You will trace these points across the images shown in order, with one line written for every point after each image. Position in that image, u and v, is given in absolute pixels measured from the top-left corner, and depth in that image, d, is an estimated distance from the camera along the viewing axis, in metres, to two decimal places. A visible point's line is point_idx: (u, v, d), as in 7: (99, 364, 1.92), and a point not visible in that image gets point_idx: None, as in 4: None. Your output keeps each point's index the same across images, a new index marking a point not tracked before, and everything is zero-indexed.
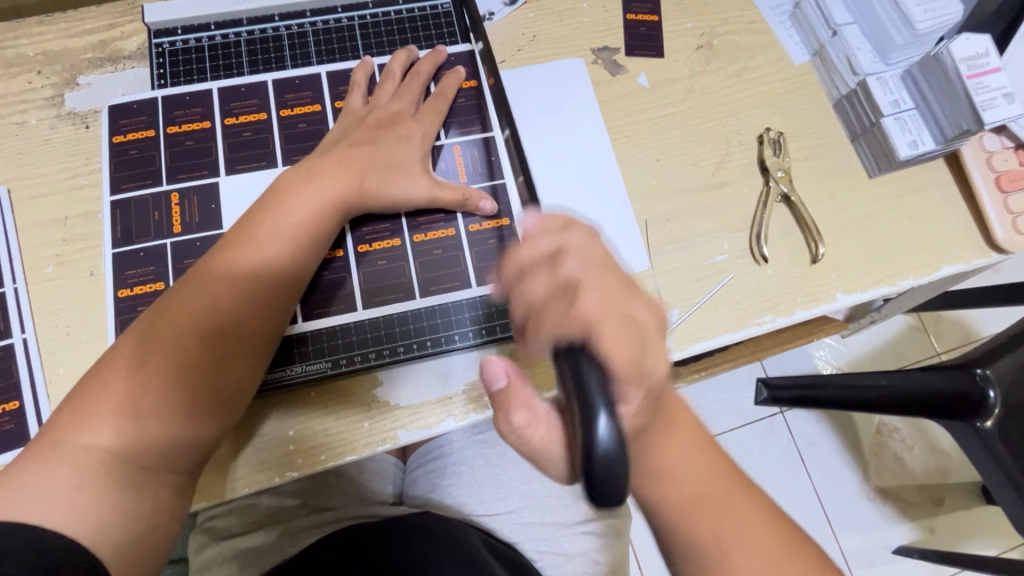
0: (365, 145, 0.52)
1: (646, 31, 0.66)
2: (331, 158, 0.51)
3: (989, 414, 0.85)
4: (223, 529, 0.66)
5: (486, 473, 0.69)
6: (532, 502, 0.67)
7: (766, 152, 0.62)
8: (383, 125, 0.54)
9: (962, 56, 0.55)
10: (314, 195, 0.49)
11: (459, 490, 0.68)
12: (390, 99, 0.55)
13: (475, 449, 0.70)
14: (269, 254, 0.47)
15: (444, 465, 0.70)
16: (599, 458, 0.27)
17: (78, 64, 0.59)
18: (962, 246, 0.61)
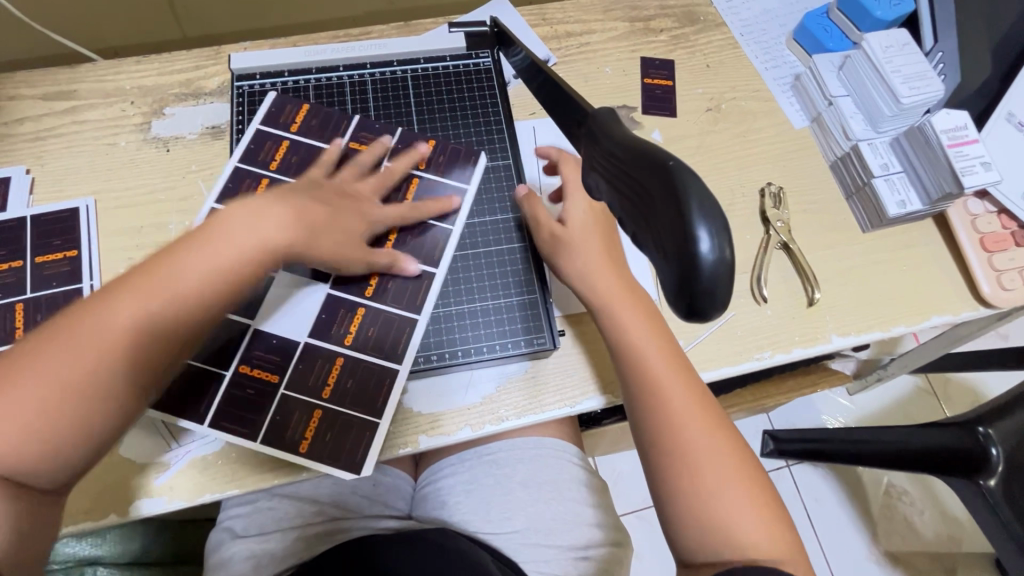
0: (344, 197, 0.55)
1: (662, 94, 0.74)
2: (292, 194, 0.52)
3: (993, 472, 0.89)
4: (241, 527, 0.70)
5: (494, 491, 0.71)
6: (538, 525, 0.69)
7: (767, 204, 0.68)
8: (351, 191, 0.56)
9: (942, 128, 0.61)
10: (247, 233, 0.49)
11: (468, 506, 0.71)
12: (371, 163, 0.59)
13: (484, 467, 0.73)
14: (197, 279, 0.47)
15: (453, 482, 0.73)
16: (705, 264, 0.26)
17: (166, 98, 0.69)
18: (951, 298, 0.66)
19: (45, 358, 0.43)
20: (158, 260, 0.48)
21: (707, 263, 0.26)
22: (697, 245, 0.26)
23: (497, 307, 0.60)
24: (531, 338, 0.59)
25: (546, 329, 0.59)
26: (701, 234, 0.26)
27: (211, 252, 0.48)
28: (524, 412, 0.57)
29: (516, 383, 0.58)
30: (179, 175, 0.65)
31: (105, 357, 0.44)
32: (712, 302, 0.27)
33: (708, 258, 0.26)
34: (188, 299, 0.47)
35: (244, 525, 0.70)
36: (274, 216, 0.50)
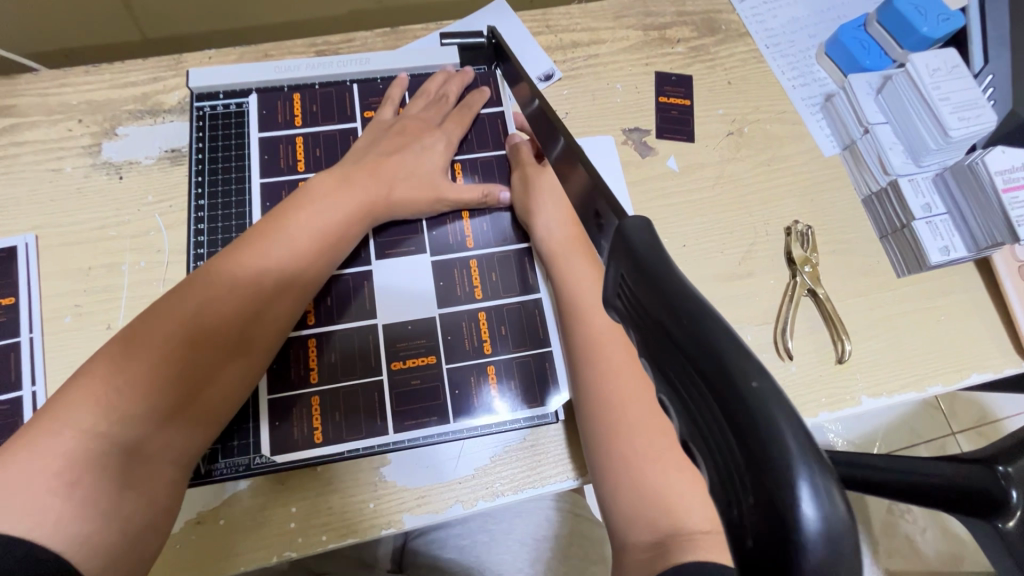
0: (390, 155, 0.55)
1: (678, 115, 0.66)
2: (355, 173, 0.53)
3: (1011, 515, 0.79)
4: None
5: (489, 547, 0.68)
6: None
7: (793, 245, 0.61)
8: (407, 135, 0.56)
9: (997, 169, 0.55)
10: (335, 206, 0.51)
11: (461, 563, 0.68)
12: (418, 112, 0.58)
13: (480, 521, 0.70)
14: (294, 254, 0.48)
15: (447, 536, 0.71)
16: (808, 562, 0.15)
17: (119, 115, 0.60)
18: (992, 353, 0.59)
19: (124, 347, 0.42)
20: (235, 250, 0.48)
21: (810, 550, 0.15)
22: (793, 523, 0.15)
23: (498, 365, 0.54)
24: (531, 402, 0.53)
25: (545, 391, 0.53)
26: (804, 498, 0.15)
27: (292, 240, 0.49)
28: (520, 489, 0.51)
29: (515, 452, 0.52)
30: (134, 207, 0.57)
31: (204, 334, 0.44)
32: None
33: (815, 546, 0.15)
34: (284, 279, 0.48)
35: None
36: (341, 200, 0.51)
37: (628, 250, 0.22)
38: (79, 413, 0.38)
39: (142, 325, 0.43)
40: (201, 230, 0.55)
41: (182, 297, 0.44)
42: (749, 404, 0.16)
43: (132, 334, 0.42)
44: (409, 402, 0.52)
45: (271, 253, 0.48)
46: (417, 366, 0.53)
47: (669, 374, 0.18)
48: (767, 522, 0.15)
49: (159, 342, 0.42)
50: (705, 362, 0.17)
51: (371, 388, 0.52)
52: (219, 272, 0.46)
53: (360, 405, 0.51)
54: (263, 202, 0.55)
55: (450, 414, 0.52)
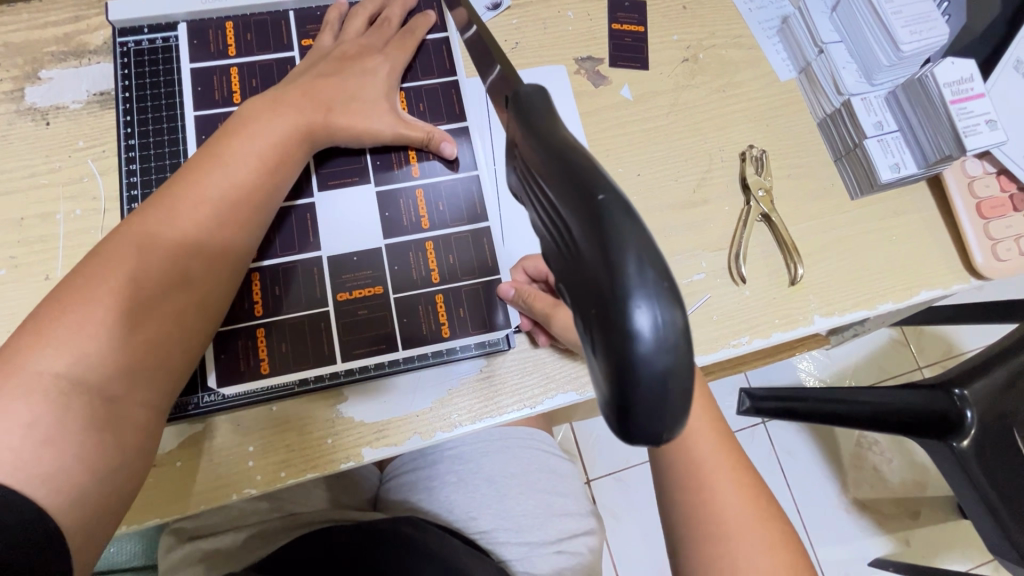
0: (328, 77, 0.52)
1: (631, 42, 0.64)
2: (291, 95, 0.50)
3: (965, 434, 0.84)
4: (191, 529, 0.65)
5: (458, 487, 0.69)
6: (506, 522, 0.67)
7: (747, 170, 0.61)
8: (348, 59, 0.53)
9: (945, 82, 0.54)
10: (277, 128, 0.48)
11: (431, 503, 0.68)
12: (358, 35, 0.55)
13: (449, 463, 0.70)
14: (236, 179, 0.45)
15: (417, 478, 0.70)
16: (642, 359, 0.17)
17: (40, 57, 0.57)
18: (941, 270, 0.60)
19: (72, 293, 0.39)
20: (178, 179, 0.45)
21: (644, 346, 0.17)
22: (629, 325, 0.17)
23: (449, 295, 0.53)
24: (483, 333, 0.52)
25: (492, 319, 0.53)
26: (639, 312, 0.17)
27: (235, 166, 0.46)
28: (477, 418, 0.51)
29: (470, 384, 0.52)
30: (64, 153, 0.55)
31: (156, 265, 0.41)
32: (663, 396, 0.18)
33: (651, 351, 0.17)
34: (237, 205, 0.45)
35: (194, 527, 0.65)
36: (282, 121, 0.48)
37: (519, 114, 0.23)
38: (49, 356, 0.36)
39: (88, 265, 0.40)
40: (134, 171, 0.53)
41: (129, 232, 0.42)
42: (599, 218, 0.18)
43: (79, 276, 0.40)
44: (359, 333, 0.51)
45: (216, 181, 0.44)
46: (364, 297, 0.52)
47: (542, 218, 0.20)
48: (611, 333, 0.18)
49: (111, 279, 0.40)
50: (572, 203, 0.19)
51: (317, 319, 0.51)
52: (166, 205, 0.43)
53: (307, 337, 0.51)
54: (200, 139, 0.53)
55: (400, 341, 0.51)
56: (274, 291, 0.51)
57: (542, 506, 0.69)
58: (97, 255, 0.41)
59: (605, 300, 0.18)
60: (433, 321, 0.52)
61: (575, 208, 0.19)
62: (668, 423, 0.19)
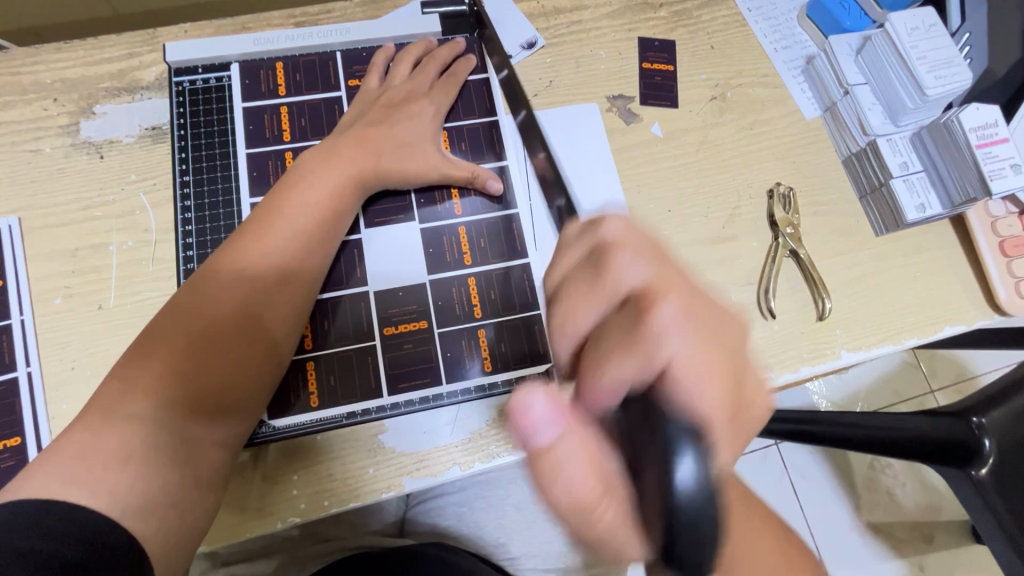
0: (377, 125, 0.55)
1: (661, 81, 0.66)
2: (343, 143, 0.53)
3: (984, 462, 0.86)
4: (225, 555, 0.66)
5: (486, 513, 0.70)
6: (533, 548, 0.69)
7: (775, 206, 0.63)
8: (395, 106, 0.56)
9: (971, 126, 0.56)
10: (329, 180, 0.51)
11: (460, 529, 0.70)
12: (404, 80, 0.58)
13: (478, 489, 0.71)
14: (297, 232, 0.49)
15: (444, 504, 0.71)
16: (681, 507, 0.25)
17: (95, 93, 0.59)
18: (965, 306, 0.62)
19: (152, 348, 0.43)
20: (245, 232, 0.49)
21: (681, 496, 0.25)
22: (672, 477, 0.25)
23: (491, 331, 0.54)
24: (522, 366, 0.54)
25: (534, 356, 0.54)
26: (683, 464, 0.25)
27: (295, 218, 0.49)
28: (515, 449, 0.52)
29: (509, 416, 0.53)
30: (117, 185, 0.57)
31: (225, 319, 0.45)
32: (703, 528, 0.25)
33: (690, 497, 0.25)
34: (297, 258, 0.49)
35: (228, 553, 0.66)
36: (338, 171, 0.52)
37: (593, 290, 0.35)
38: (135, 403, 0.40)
39: (169, 317, 0.45)
40: (187, 207, 0.55)
41: (202, 286, 0.46)
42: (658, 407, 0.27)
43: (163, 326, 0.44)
44: (403, 366, 0.53)
45: (280, 235, 0.49)
46: (409, 331, 0.53)
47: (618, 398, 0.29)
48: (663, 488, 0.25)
49: (190, 331, 0.44)
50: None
51: (363, 353, 0.53)
52: (235, 258, 0.47)
53: (354, 371, 0.52)
54: (252, 175, 0.55)
55: (443, 376, 0.53)
56: (321, 326, 0.53)
57: None
58: (173, 309, 0.46)
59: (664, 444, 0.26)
60: (474, 355, 0.54)
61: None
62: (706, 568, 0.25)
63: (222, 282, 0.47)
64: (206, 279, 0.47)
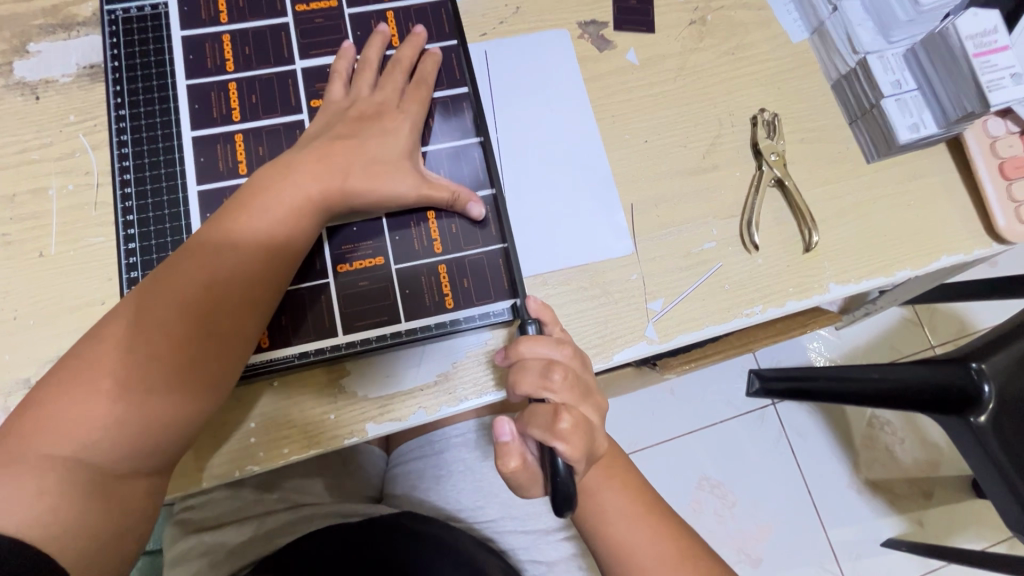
0: (345, 138, 0.49)
1: (636, 5, 0.62)
2: (307, 160, 0.47)
3: (983, 409, 0.82)
4: (195, 521, 0.64)
5: (464, 477, 0.66)
6: (513, 510, 0.65)
7: (759, 134, 0.59)
8: (365, 117, 0.50)
9: (968, 33, 0.52)
10: (287, 200, 0.45)
11: (439, 493, 0.66)
12: (371, 91, 0.52)
13: (456, 450, 0.67)
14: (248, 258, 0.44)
15: (423, 463, 0.68)
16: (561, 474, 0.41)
17: (29, 30, 0.55)
18: (962, 235, 0.58)
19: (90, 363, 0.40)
20: (206, 237, 0.45)
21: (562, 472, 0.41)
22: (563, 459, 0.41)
23: (456, 268, 0.51)
24: (489, 306, 0.51)
25: (502, 294, 0.51)
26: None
27: (246, 237, 0.44)
28: (484, 393, 0.50)
29: (477, 358, 0.51)
30: (55, 127, 0.53)
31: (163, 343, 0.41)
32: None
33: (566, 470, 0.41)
34: (259, 269, 0.45)
35: (198, 519, 0.64)
36: (300, 186, 0.46)
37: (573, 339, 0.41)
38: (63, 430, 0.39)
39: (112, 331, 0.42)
40: (125, 142, 0.51)
41: (160, 292, 0.43)
42: None
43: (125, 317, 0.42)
44: (361, 306, 0.50)
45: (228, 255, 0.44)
46: (365, 268, 0.50)
47: None
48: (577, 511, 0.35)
49: (148, 333, 0.41)
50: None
51: (315, 291, 0.49)
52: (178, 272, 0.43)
53: (306, 311, 0.49)
54: (192, 108, 0.52)
55: (402, 314, 0.50)
56: None
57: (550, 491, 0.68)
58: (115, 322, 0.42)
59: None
60: (435, 291, 0.51)
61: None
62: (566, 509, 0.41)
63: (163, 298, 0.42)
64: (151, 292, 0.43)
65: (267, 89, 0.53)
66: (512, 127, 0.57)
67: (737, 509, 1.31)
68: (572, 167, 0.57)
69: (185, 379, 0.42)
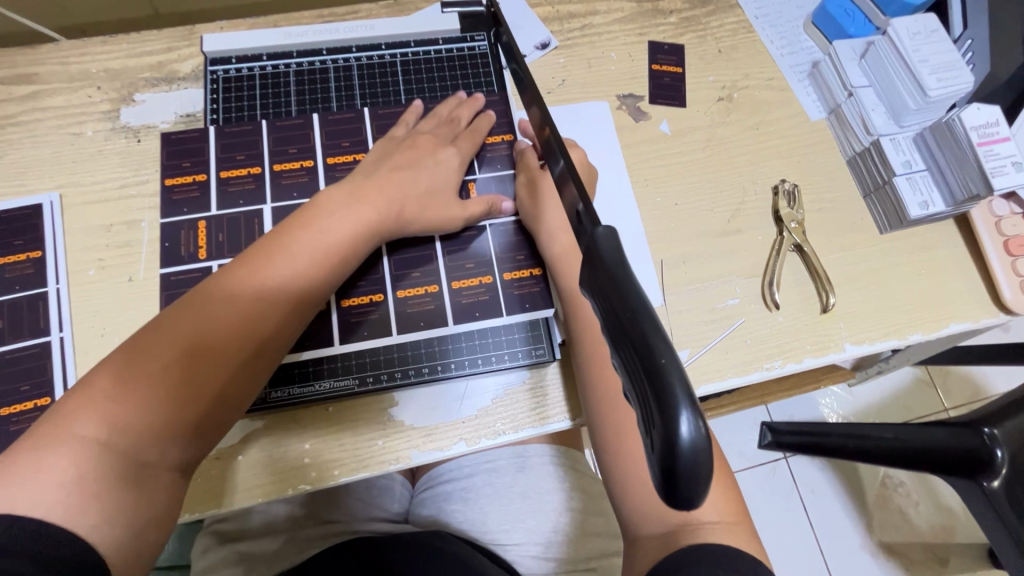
0: (402, 168, 0.55)
1: (670, 82, 0.69)
2: (350, 192, 0.52)
3: (995, 474, 0.83)
4: (229, 531, 0.67)
5: (492, 499, 0.70)
6: (537, 537, 0.67)
7: (780, 203, 0.64)
8: (418, 150, 0.56)
9: (972, 125, 0.58)
10: (349, 220, 0.51)
11: (466, 514, 0.70)
12: (431, 130, 0.59)
13: (485, 475, 0.72)
14: (317, 257, 0.49)
15: (451, 489, 0.72)
16: (682, 461, 0.22)
17: (136, 82, 0.63)
18: (970, 303, 0.62)
19: (117, 374, 0.41)
20: (260, 256, 0.48)
21: (682, 440, 0.22)
22: (671, 427, 0.22)
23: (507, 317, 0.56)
24: (531, 349, 0.56)
25: (547, 340, 0.56)
26: (683, 418, 0.22)
27: (318, 240, 0.49)
28: (522, 427, 0.54)
29: (520, 394, 0.55)
30: (152, 166, 0.60)
31: (203, 355, 0.44)
32: (692, 501, 0.23)
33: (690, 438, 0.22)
34: (269, 298, 0.47)
35: (233, 529, 0.67)
36: (358, 213, 0.51)
37: (599, 257, 0.29)
38: (85, 423, 0.39)
39: (146, 344, 0.43)
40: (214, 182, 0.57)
41: (211, 306, 0.45)
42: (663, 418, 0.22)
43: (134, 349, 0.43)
44: (414, 343, 0.55)
45: (283, 269, 0.48)
46: (418, 294, 0.56)
47: (623, 359, 0.25)
48: (661, 422, 0.22)
49: (155, 367, 0.42)
50: (643, 341, 0.24)
51: (378, 319, 0.55)
52: (239, 285, 0.46)
53: (366, 340, 0.54)
54: (275, 154, 0.58)
55: (449, 353, 0.55)
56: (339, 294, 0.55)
57: (573, 524, 0.69)
58: (144, 334, 0.44)
59: (656, 401, 0.23)
60: (478, 321, 0.56)
61: (645, 349, 0.24)
62: (694, 507, 0.23)
63: (214, 311, 0.45)
64: (198, 303, 0.45)
65: (347, 134, 0.59)
66: None
67: None
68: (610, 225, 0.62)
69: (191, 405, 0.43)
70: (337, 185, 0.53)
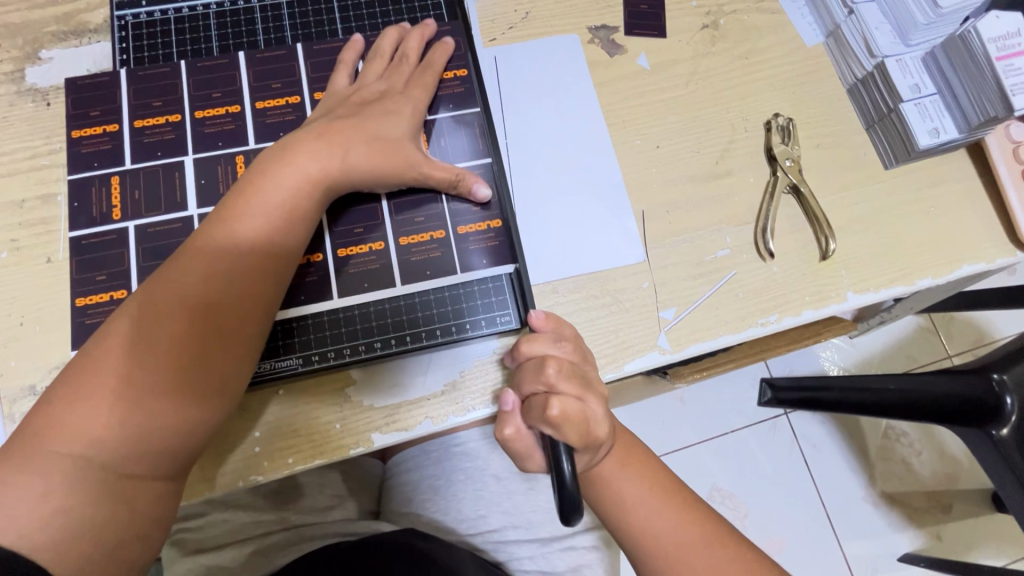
0: (348, 120, 0.48)
1: (648, 9, 0.61)
2: (297, 145, 0.46)
3: (1006, 422, 0.78)
4: (191, 543, 0.62)
5: (465, 485, 0.66)
6: (516, 519, 0.64)
7: (773, 139, 0.58)
8: (368, 104, 0.50)
9: (991, 37, 0.51)
10: (295, 173, 0.45)
11: (440, 504, 0.65)
12: (376, 79, 0.52)
13: (454, 462, 0.66)
14: (265, 220, 0.44)
15: (419, 480, 0.67)
16: (565, 484, 0.40)
17: (40, 38, 0.55)
18: (984, 241, 0.56)
19: (81, 383, 0.40)
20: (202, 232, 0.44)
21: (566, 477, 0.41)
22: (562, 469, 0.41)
23: (467, 279, 0.51)
24: (494, 314, 0.50)
25: (513, 303, 0.51)
26: (564, 462, 0.41)
27: (263, 202, 0.44)
28: (492, 400, 0.49)
29: (486, 366, 0.50)
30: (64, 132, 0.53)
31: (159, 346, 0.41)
32: (571, 520, 0.40)
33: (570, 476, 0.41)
34: (221, 272, 0.43)
35: (196, 540, 0.62)
36: (302, 168, 0.46)
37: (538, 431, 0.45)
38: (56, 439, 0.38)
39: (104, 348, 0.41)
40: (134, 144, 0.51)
41: (156, 294, 0.42)
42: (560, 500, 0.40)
43: (113, 329, 0.41)
44: (363, 314, 0.49)
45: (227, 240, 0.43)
46: (362, 253, 0.50)
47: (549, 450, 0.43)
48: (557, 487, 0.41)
49: (135, 343, 0.40)
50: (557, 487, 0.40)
51: (319, 283, 0.49)
52: (188, 266, 0.43)
53: (307, 306, 0.49)
54: (197, 109, 0.51)
55: (405, 325, 0.49)
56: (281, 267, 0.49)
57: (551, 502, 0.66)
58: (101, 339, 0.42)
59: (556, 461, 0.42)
60: (432, 283, 0.50)
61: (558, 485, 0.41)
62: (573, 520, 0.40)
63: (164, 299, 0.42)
64: (147, 295, 0.42)
65: (277, 72, 0.52)
66: (516, 132, 0.56)
67: (749, 521, 1.28)
68: (584, 174, 0.56)
69: (175, 375, 0.40)
70: (284, 141, 0.47)
